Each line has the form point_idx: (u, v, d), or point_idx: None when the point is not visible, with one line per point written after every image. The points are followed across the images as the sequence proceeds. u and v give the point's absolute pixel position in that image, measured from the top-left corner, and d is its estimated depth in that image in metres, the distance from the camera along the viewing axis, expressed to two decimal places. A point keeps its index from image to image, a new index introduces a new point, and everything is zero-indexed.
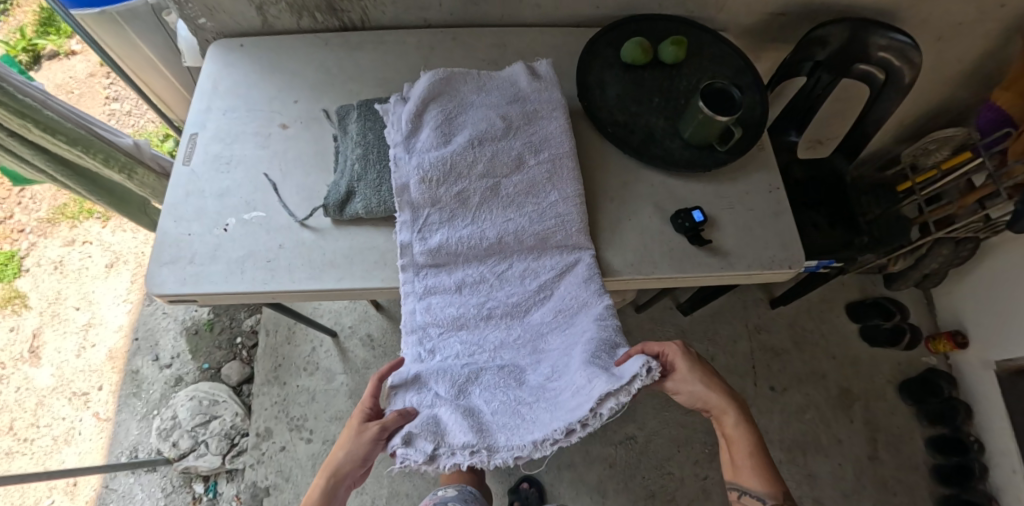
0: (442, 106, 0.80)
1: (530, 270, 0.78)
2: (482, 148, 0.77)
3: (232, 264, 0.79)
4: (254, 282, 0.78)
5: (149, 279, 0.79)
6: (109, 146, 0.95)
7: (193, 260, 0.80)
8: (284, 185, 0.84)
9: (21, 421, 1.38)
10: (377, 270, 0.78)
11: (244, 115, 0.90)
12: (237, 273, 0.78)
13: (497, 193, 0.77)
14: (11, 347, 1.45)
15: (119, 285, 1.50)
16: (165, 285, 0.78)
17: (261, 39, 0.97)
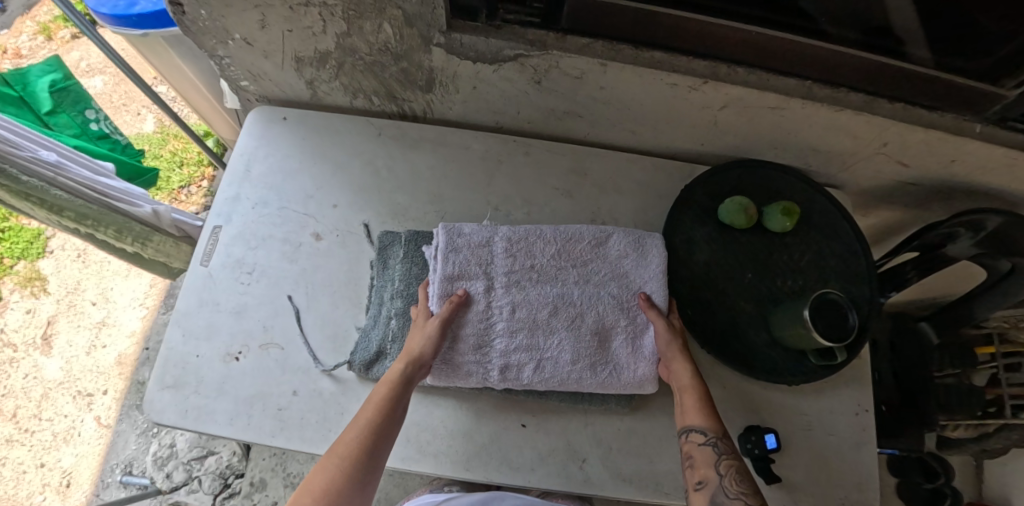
0: (519, 255, 0.70)
1: (575, 354, 0.67)
2: (538, 341, 0.67)
3: (238, 406, 0.70)
4: (259, 432, 0.69)
5: (147, 405, 0.71)
6: (124, 218, 0.89)
7: (198, 390, 0.71)
8: (309, 314, 0.74)
9: (25, 410, 1.36)
10: (394, 448, 0.68)
11: (275, 213, 0.79)
12: (242, 417, 0.70)
13: (546, 374, 0.67)
14: (23, 330, 1.42)
15: (138, 287, 1.46)
16: (164, 414, 0.70)
17: (309, 115, 0.85)
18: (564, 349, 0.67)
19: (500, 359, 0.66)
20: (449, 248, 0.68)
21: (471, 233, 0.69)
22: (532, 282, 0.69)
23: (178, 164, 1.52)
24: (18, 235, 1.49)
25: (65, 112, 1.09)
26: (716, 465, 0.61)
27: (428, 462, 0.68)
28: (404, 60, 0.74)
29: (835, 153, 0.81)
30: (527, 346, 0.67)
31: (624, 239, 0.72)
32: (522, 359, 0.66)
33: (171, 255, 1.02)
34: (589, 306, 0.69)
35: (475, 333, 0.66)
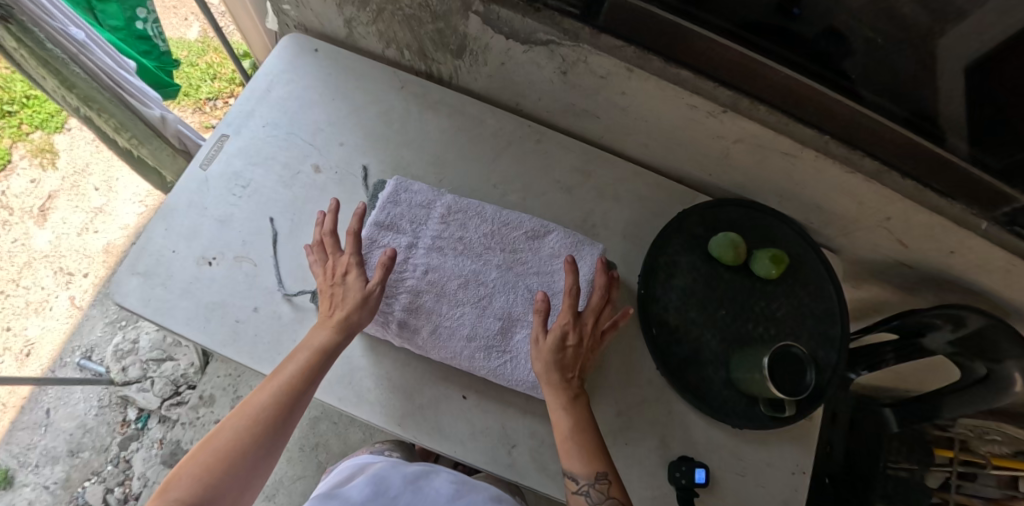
0: (454, 223, 0.71)
1: (460, 322, 0.67)
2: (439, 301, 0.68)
3: (199, 309, 0.71)
4: (212, 338, 0.70)
5: (115, 286, 0.73)
6: (129, 115, 0.91)
7: (165, 285, 0.73)
8: (288, 240, 0.75)
9: (6, 273, 1.39)
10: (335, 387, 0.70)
11: (282, 137, 0.81)
12: (199, 320, 0.71)
13: (430, 329, 0.67)
14: (24, 197, 1.46)
15: (141, 184, 1.48)
16: (127, 297, 0.72)
17: (339, 53, 0.87)
18: (454, 318, 0.68)
19: (401, 313, 0.67)
20: (393, 216, 0.71)
21: (418, 199, 0.71)
22: (455, 252, 0.70)
23: (211, 77, 1.54)
24: (42, 107, 1.53)
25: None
26: (589, 487, 0.62)
27: (365, 408, 0.70)
28: (441, 20, 0.75)
29: (837, 215, 0.81)
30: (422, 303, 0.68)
31: (561, 240, 0.72)
32: (415, 311, 0.67)
33: (164, 164, 1.02)
34: (501, 290, 0.69)
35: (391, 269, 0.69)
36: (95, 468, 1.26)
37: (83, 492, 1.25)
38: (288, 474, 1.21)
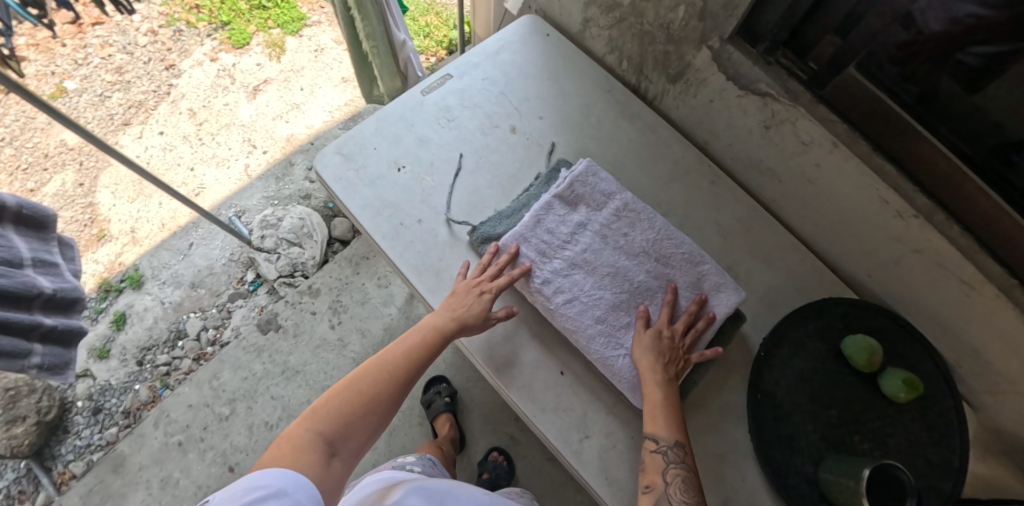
0: (624, 219, 0.74)
1: (595, 304, 0.70)
2: (585, 279, 0.71)
3: (375, 202, 0.82)
4: (377, 228, 0.80)
5: (320, 156, 0.86)
6: (383, 32, 1.00)
7: (358, 172, 0.84)
8: (467, 176, 0.84)
9: (209, 126, 1.67)
10: None
11: (494, 94, 0.91)
12: (373, 210, 0.81)
13: (567, 298, 0.69)
14: (248, 74, 1.75)
15: (335, 98, 1.70)
16: (327, 170, 0.84)
17: (565, 44, 0.96)
18: (591, 298, 0.70)
19: (550, 274, 0.70)
20: (580, 177, 0.75)
21: (603, 179, 0.75)
22: (616, 244, 0.73)
23: (424, 35, 1.75)
24: (289, 12, 1.83)
25: None
26: (663, 471, 0.61)
27: (473, 340, 0.75)
28: (674, 45, 0.83)
29: (997, 371, 0.75)
30: (570, 273, 0.71)
31: (715, 275, 0.72)
32: (561, 276, 0.70)
33: (384, 81, 1.12)
34: (642, 293, 0.71)
35: (557, 231, 0.72)
36: (202, 308, 1.46)
37: (185, 322, 1.45)
38: None
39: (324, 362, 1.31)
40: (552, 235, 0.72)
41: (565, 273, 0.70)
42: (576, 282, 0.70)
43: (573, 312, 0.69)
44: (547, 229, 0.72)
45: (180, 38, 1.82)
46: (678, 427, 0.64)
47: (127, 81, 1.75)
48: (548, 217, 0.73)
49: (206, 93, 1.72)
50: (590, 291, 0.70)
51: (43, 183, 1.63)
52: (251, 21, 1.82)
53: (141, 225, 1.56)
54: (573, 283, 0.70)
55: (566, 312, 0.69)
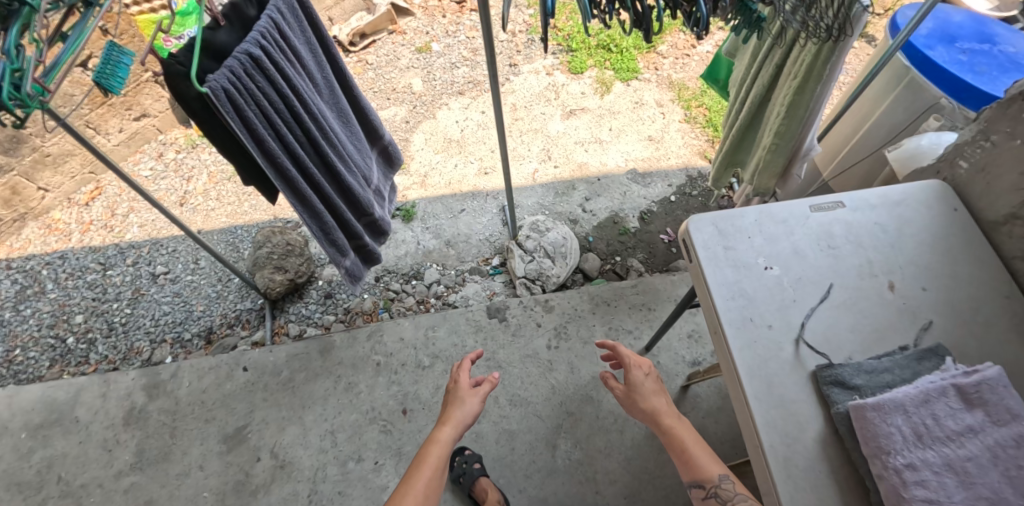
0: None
1: None
2: (956, 489, 0.63)
3: (734, 286, 0.80)
4: (728, 312, 0.79)
5: (695, 220, 0.85)
6: (795, 137, 1.09)
7: (727, 250, 0.83)
8: (829, 308, 0.81)
9: (522, 123, 1.88)
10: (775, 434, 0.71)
11: (881, 243, 0.87)
12: (730, 293, 0.80)
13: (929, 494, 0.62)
14: (570, 97, 1.94)
15: (635, 150, 1.81)
16: (700, 233, 0.84)
17: (970, 228, 0.90)
18: None
19: (915, 459, 0.64)
20: (991, 382, 0.67)
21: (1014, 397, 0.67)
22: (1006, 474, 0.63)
23: None
24: (628, 63, 2.01)
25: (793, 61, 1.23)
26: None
27: (783, 474, 0.69)
28: None
29: None
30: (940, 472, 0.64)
31: None
32: (925, 467, 0.64)
33: (760, 179, 1.20)
34: None
35: (938, 420, 0.66)
36: (446, 264, 1.60)
37: (427, 268, 1.60)
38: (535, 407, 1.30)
39: (527, 371, 1.35)
40: (929, 421, 0.66)
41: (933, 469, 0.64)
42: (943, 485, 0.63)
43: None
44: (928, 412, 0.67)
45: (530, 46, 2.10)
46: (714, 461, 0.76)
47: (476, 62, 2.07)
48: (931, 403, 0.67)
49: (531, 97, 1.94)
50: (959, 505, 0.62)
51: (382, 106, 1.99)
52: (592, 56, 2.04)
53: (434, 174, 1.80)
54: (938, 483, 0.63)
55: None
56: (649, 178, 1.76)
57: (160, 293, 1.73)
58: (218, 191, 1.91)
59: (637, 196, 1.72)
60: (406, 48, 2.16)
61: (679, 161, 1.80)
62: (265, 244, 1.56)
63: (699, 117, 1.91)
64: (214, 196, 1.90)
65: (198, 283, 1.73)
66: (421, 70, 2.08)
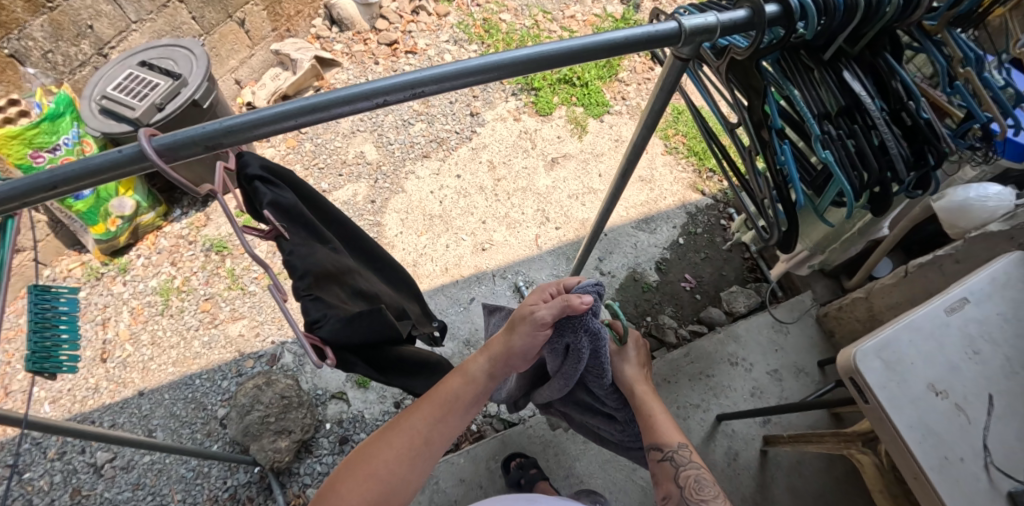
0: None
1: None
2: None
3: (920, 427, 0.86)
4: (929, 459, 0.84)
5: (860, 355, 0.90)
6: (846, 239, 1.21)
7: (901, 386, 0.88)
8: (993, 430, 0.86)
9: (507, 183, 1.68)
10: None
11: (1008, 340, 0.94)
12: (919, 435, 0.85)
13: None
14: (549, 144, 1.76)
15: (629, 196, 1.73)
16: (871, 374, 0.88)
17: None
18: None
19: None
20: None
21: None
22: None
23: None
24: (594, 96, 1.85)
25: None
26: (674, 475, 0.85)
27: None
28: None
29: None
30: None
31: None
32: None
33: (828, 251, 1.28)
34: None
35: None
36: None
37: None
38: None
39: (612, 480, 1.23)
40: None
41: None
42: None
43: None
44: None
45: (486, 88, 1.89)
46: (674, 430, 0.90)
47: (432, 115, 1.83)
48: None
49: (507, 152, 1.74)
50: None
51: (337, 186, 1.69)
52: (556, 93, 1.85)
53: (424, 261, 1.55)
54: None
55: None
56: (652, 223, 1.69)
57: (111, 489, 1.37)
58: (150, 331, 1.58)
59: (644, 245, 1.63)
60: None
61: (675, 197, 1.73)
62: (255, 406, 1.31)
63: (679, 146, 1.83)
64: (147, 341, 1.56)
65: (161, 464, 1.40)
66: (370, 132, 1.80)
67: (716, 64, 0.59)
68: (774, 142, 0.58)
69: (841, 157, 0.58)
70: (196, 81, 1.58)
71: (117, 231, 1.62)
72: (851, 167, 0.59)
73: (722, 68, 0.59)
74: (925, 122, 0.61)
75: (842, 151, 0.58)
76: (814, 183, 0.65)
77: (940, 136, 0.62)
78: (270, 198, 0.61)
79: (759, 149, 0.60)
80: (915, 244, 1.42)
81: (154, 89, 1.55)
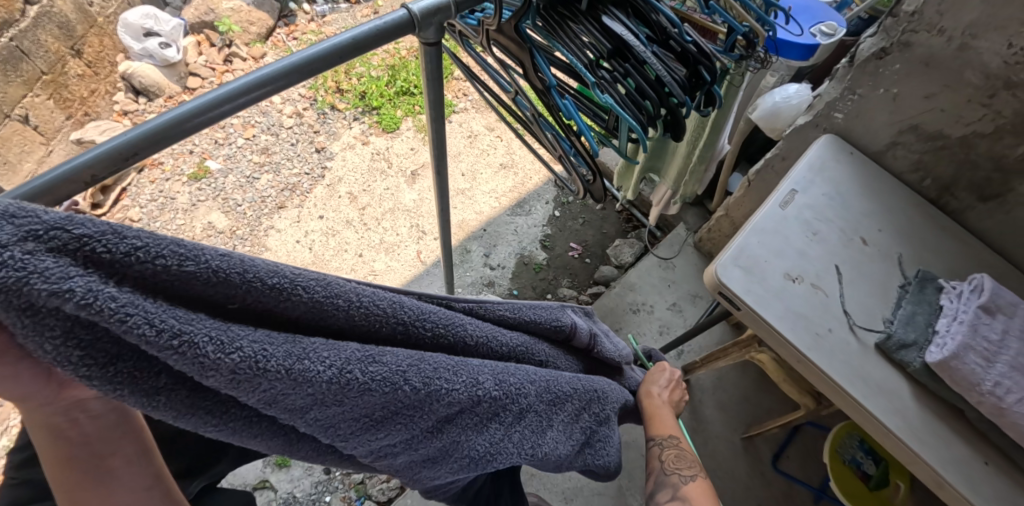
0: (1006, 303, 0.87)
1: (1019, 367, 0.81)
2: (1006, 348, 0.83)
3: (790, 314, 0.93)
4: (805, 340, 0.91)
5: (722, 269, 0.96)
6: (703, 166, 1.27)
7: (762, 284, 0.96)
8: (847, 296, 0.96)
9: (373, 209, 1.62)
10: (889, 413, 0.86)
11: (837, 214, 1.05)
12: (791, 321, 0.92)
13: (1003, 364, 0.81)
14: (404, 158, 1.72)
15: (498, 185, 1.75)
16: (736, 281, 0.95)
17: (869, 164, 1.13)
18: (1009, 367, 0.81)
19: (956, 346, 0.83)
20: (990, 289, 0.89)
21: (979, 286, 0.91)
22: (1015, 334, 0.84)
23: None
24: None
25: (810, 16, 1.22)
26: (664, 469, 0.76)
27: (914, 440, 0.84)
28: (994, 163, 1.00)
29: None
30: (989, 349, 0.83)
31: None
32: (971, 346, 0.82)
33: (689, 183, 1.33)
34: None
35: (951, 316, 0.90)
36: None
37: None
38: (591, 485, 1.21)
39: None
40: (958, 317, 0.88)
41: (983, 337, 0.84)
42: (991, 349, 0.83)
43: (1005, 387, 0.80)
44: (945, 318, 0.89)
45: (326, 120, 1.81)
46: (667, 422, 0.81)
47: (275, 163, 1.72)
48: (947, 312, 0.90)
49: (365, 178, 1.68)
50: (1015, 362, 0.82)
51: None
52: (398, 106, 1.82)
53: None
54: (995, 362, 0.82)
55: (991, 373, 0.81)
56: (526, 206, 1.71)
57: None
58: None
59: (525, 228, 1.65)
60: (175, 182, 1.69)
61: (541, 173, 1.77)
62: None
63: None
64: None
65: None
66: (214, 199, 1.65)
67: (479, 38, 0.60)
68: (555, 100, 0.59)
69: (620, 100, 0.61)
70: None
71: None
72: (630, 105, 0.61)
73: (489, 42, 0.60)
74: (691, 46, 0.65)
75: (619, 93, 0.61)
76: (614, 128, 0.67)
77: (707, 54, 0.65)
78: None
79: (547, 109, 0.61)
80: (753, 152, 1.55)
81: None
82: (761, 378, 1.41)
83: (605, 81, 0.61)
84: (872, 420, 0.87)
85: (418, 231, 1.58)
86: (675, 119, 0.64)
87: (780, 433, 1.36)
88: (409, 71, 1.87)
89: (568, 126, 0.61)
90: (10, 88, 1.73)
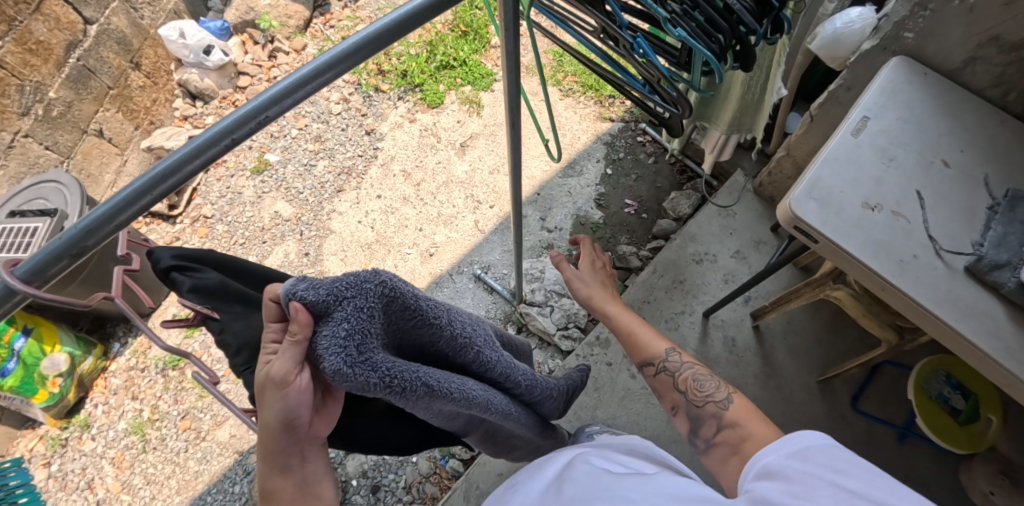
0: None
1: None
2: None
3: (870, 242, 0.91)
4: (888, 268, 0.89)
5: (795, 203, 0.94)
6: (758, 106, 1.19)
7: (839, 214, 0.93)
8: (930, 221, 0.92)
9: (428, 184, 1.66)
10: (983, 337, 0.83)
11: (915, 138, 1.00)
12: (871, 250, 0.90)
13: None
14: (451, 131, 1.75)
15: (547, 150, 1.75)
16: (811, 214, 0.93)
17: (946, 83, 1.06)
18: None
19: None
20: None
21: None
22: None
23: None
24: (475, 68, 1.84)
25: None
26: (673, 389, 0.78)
27: (1012, 361, 0.81)
28: None
29: None
30: None
31: None
32: None
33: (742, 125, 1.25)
34: None
35: None
36: None
37: None
38: (668, 432, 1.22)
39: (633, 411, 1.25)
40: None
41: None
42: None
43: None
44: None
45: (372, 102, 1.85)
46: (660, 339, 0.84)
47: (329, 148, 1.78)
48: None
49: (415, 155, 1.72)
50: None
51: (265, 255, 1.63)
52: (440, 80, 1.83)
53: None
54: None
55: None
56: (577, 166, 1.72)
57: None
58: (141, 471, 1.53)
59: (579, 189, 1.66)
60: (240, 177, 1.78)
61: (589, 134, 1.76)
62: None
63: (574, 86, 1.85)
64: (143, 482, 1.52)
65: None
66: (277, 190, 1.74)
67: None
68: (627, 38, 0.59)
69: (692, 32, 0.59)
70: (76, 210, 1.50)
71: (62, 390, 1.56)
72: (703, 36, 0.60)
73: None
74: None
75: (691, 26, 0.60)
76: (683, 61, 0.66)
77: None
78: (187, 285, 0.52)
79: (617, 51, 0.62)
80: (812, 87, 1.48)
81: (31, 236, 1.44)
82: (834, 319, 1.37)
83: (677, 15, 0.60)
84: (964, 344, 0.84)
85: (473, 200, 1.61)
86: (744, 49, 0.63)
87: (858, 374, 1.33)
88: (447, 44, 1.87)
89: (640, 63, 0.61)
90: (83, 105, 1.86)
